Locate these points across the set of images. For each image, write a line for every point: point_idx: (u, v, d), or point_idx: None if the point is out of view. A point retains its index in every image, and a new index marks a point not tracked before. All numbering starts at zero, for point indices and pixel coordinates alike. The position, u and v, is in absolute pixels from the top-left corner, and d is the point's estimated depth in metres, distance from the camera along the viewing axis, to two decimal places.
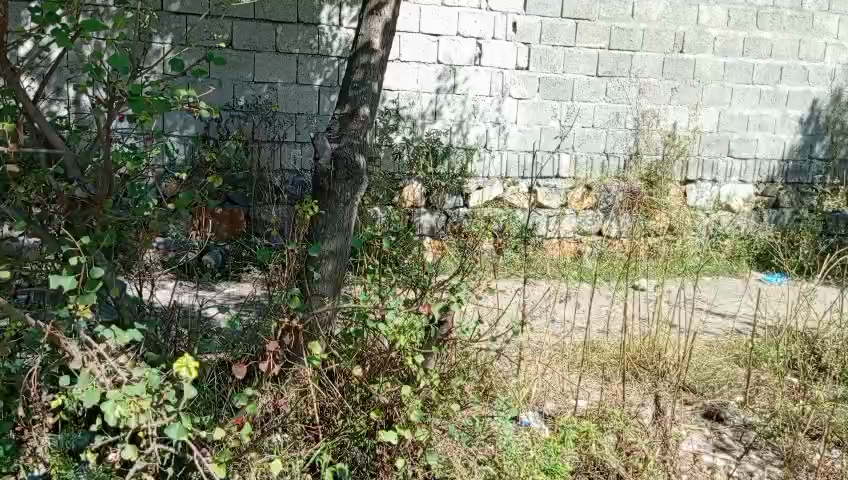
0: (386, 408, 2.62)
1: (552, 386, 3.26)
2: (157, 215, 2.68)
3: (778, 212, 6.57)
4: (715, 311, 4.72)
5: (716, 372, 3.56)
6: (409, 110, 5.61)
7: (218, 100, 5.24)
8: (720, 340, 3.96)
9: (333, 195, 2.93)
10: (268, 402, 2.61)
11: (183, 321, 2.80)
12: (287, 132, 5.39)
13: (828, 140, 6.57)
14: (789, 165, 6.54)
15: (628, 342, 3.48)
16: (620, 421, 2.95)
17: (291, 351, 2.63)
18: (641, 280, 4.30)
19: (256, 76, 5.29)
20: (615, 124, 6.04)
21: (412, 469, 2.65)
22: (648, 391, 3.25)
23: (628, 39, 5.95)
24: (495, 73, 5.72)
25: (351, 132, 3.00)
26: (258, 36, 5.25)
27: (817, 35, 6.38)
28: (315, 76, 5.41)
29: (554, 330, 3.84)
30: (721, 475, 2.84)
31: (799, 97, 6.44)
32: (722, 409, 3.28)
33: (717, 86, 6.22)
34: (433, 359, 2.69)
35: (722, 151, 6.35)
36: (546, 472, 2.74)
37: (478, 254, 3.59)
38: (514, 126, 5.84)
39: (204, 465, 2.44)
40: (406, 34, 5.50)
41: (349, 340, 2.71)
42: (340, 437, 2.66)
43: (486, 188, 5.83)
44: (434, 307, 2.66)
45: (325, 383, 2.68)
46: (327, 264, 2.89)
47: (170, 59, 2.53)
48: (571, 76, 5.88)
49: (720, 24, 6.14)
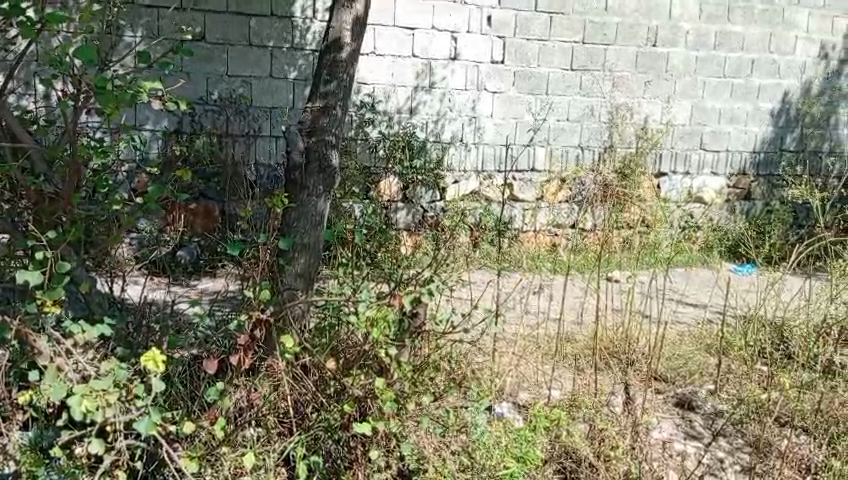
0: (359, 401, 2.62)
1: (526, 376, 3.30)
2: (127, 210, 2.67)
3: (750, 203, 6.69)
4: (688, 301, 4.80)
5: (689, 360, 3.61)
6: (385, 104, 5.60)
7: (191, 94, 5.20)
8: (692, 330, 4.04)
9: (305, 189, 2.93)
10: (242, 396, 2.59)
11: (154, 316, 2.78)
12: (262, 126, 5.36)
13: (798, 132, 6.68)
14: (760, 157, 6.64)
15: (600, 333, 3.52)
16: (591, 409, 2.99)
17: (264, 346, 2.63)
18: (615, 271, 4.35)
19: (229, 69, 5.25)
20: (589, 118, 6.09)
21: (386, 461, 2.67)
22: (618, 377, 3.29)
23: (602, 32, 5.99)
24: (471, 66, 5.73)
25: (323, 126, 2.99)
26: (231, 29, 5.21)
27: (788, 29, 6.47)
28: (289, 70, 5.38)
29: (528, 320, 3.89)
30: (691, 461, 2.92)
31: (770, 90, 6.53)
32: (693, 398, 3.36)
33: (689, 80, 6.29)
34: (406, 352, 2.68)
35: (694, 144, 6.43)
36: (518, 459, 2.80)
37: (452, 248, 3.61)
38: (489, 119, 5.86)
39: (175, 461, 2.43)
40: (381, 27, 5.48)
41: (322, 333, 2.75)
42: (315, 430, 2.66)
43: (462, 182, 5.87)
44: (406, 299, 2.62)
45: (298, 376, 2.67)
46: (299, 258, 2.88)
47: (136, 51, 2.51)
48: (546, 70, 5.91)
49: (692, 18, 6.20)
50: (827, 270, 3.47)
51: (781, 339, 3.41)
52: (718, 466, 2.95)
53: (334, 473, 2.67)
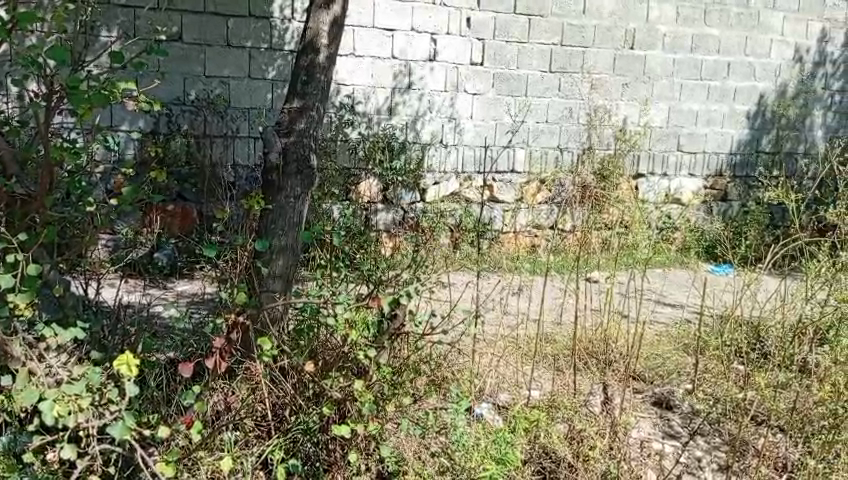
0: (338, 403, 2.62)
1: (505, 377, 3.30)
2: (102, 212, 2.65)
3: (726, 204, 6.79)
4: (666, 302, 4.84)
5: (665, 362, 3.67)
6: (364, 105, 5.58)
7: (167, 95, 5.14)
8: (670, 330, 4.08)
9: (282, 190, 2.91)
10: (219, 399, 2.58)
11: (129, 320, 2.74)
12: (240, 126, 5.32)
13: (774, 134, 6.77)
14: (736, 158, 6.73)
15: (579, 333, 3.54)
16: (568, 410, 3.01)
17: (242, 349, 2.61)
18: (594, 272, 4.38)
19: (206, 69, 5.20)
20: (568, 119, 6.12)
21: (365, 463, 2.67)
22: (597, 377, 3.31)
23: (580, 35, 6.03)
24: (451, 68, 5.74)
25: (301, 127, 2.97)
26: (208, 29, 5.16)
27: (763, 32, 6.56)
28: (268, 71, 5.35)
29: (507, 321, 3.90)
30: (668, 461, 2.94)
31: (746, 92, 6.61)
32: (671, 397, 3.38)
33: (666, 82, 6.34)
34: (385, 353, 2.68)
35: (671, 145, 6.48)
36: (499, 461, 2.79)
37: (431, 249, 3.62)
38: (469, 121, 5.86)
39: (150, 466, 2.37)
40: (361, 28, 5.46)
41: (300, 335, 2.72)
42: (293, 434, 2.63)
43: (442, 183, 5.84)
44: (384, 301, 2.60)
45: (276, 379, 2.65)
46: (278, 259, 2.86)
47: (110, 51, 2.48)
48: (525, 72, 5.93)
49: (669, 20, 6.26)
50: (802, 270, 3.51)
51: (757, 338, 3.44)
52: (695, 464, 2.98)
53: (313, 476, 2.65)
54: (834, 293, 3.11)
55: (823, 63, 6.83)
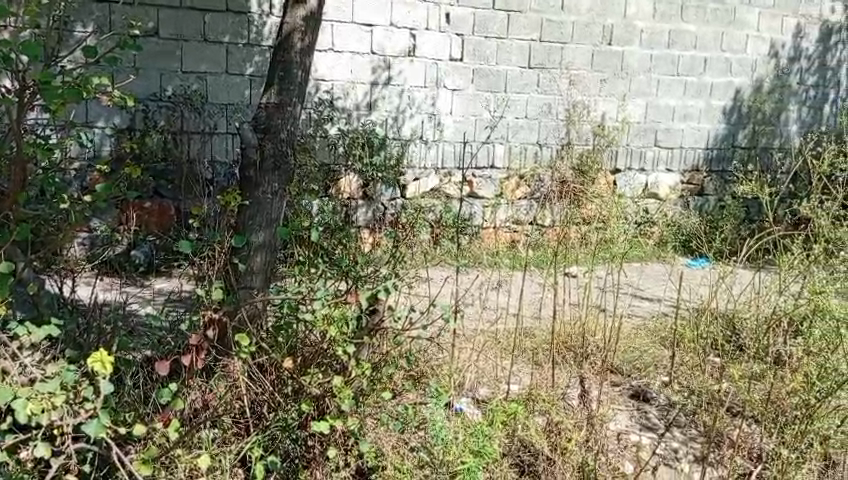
0: (317, 399, 2.64)
1: (485, 372, 3.32)
2: (77, 209, 2.63)
3: (703, 199, 6.85)
4: (644, 296, 4.89)
5: (642, 355, 3.70)
6: (343, 101, 5.55)
7: (143, 90, 5.08)
8: (647, 324, 4.12)
9: (259, 186, 2.89)
10: (197, 398, 2.56)
11: (105, 318, 2.71)
12: (218, 123, 5.28)
13: (749, 129, 6.89)
14: (713, 153, 6.80)
15: (558, 326, 3.56)
16: (546, 403, 3.04)
17: (219, 346, 2.60)
18: (573, 267, 4.41)
19: (183, 65, 5.16)
20: (547, 115, 6.15)
21: (345, 459, 2.68)
22: (575, 371, 3.33)
23: (558, 31, 6.05)
24: (430, 64, 5.74)
25: (278, 123, 2.96)
26: (185, 25, 5.11)
27: (738, 28, 6.64)
28: (245, 66, 5.32)
29: (486, 316, 3.91)
30: (646, 453, 2.97)
31: (722, 88, 6.69)
32: (647, 390, 3.42)
33: (644, 78, 6.39)
34: (365, 349, 2.69)
35: (649, 141, 6.53)
36: (477, 454, 2.80)
37: (410, 245, 3.62)
38: (449, 117, 5.87)
39: (126, 465, 2.35)
40: (339, 23, 5.44)
41: (279, 332, 2.66)
42: (271, 431, 2.64)
43: (422, 179, 5.88)
44: (362, 298, 2.60)
45: (255, 377, 2.64)
46: (256, 256, 2.83)
47: (82, 45, 2.44)
48: (504, 68, 5.95)
49: (646, 17, 6.31)
50: (776, 263, 3.56)
51: (732, 330, 3.46)
52: (672, 456, 3.01)
53: (292, 473, 2.65)
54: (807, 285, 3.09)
55: (797, 59, 6.94)
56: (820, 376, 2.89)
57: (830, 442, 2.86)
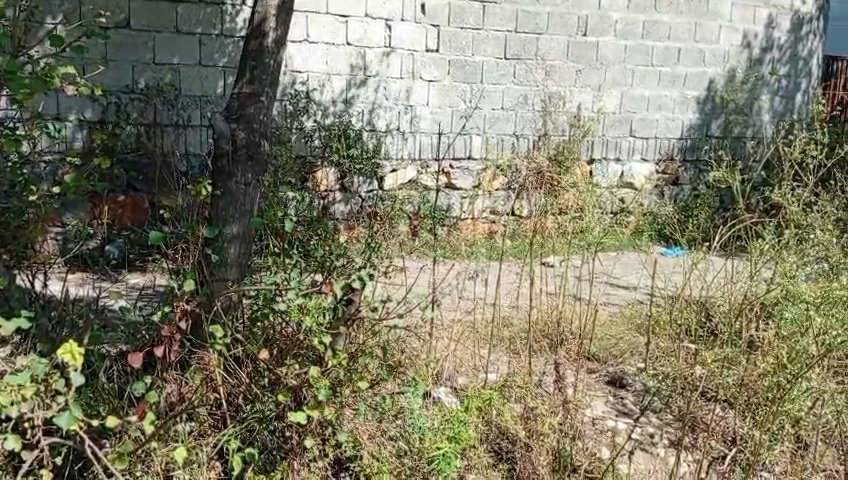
0: (295, 390, 2.60)
1: (463, 360, 3.34)
2: (46, 202, 2.62)
3: (678, 188, 6.93)
4: (620, 284, 4.95)
5: (619, 342, 3.75)
6: (320, 93, 5.51)
7: (115, 83, 5.02)
8: (622, 311, 4.19)
9: (233, 177, 2.87)
10: (173, 391, 2.52)
11: (76, 311, 2.68)
12: (192, 115, 5.23)
13: (723, 118, 6.96)
14: (687, 143, 6.86)
15: (535, 315, 3.59)
16: (521, 389, 3.04)
17: (194, 338, 2.58)
18: (550, 255, 4.44)
19: (155, 57, 5.10)
20: (523, 106, 6.17)
21: (322, 449, 2.67)
22: (550, 357, 3.37)
23: (534, 22, 6.07)
24: (405, 56, 5.73)
25: (250, 113, 2.94)
26: (157, 16, 5.06)
27: (712, 19, 6.71)
28: (219, 57, 5.27)
29: (463, 307, 3.93)
30: (621, 437, 3.03)
31: (696, 78, 6.75)
32: (624, 376, 3.48)
33: (619, 68, 6.43)
34: (342, 339, 2.69)
35: (624, 131, 6.58)
36: (452, 439, 2.82)
37: (386, 235, 3.61)
38: (425, 108, 5.86)
39: (100, 460, 2.30)
40: (314, 14, 5.41)
41: (254, 323, 2.68)
42: (248, 423, 2.61)
43: (400, 170, 5.87)
44: (336, 286, 2.57)
45: (231, 369, 2.63)
46: (230, 248, 2.81)
47: (49, 34, 2.40)
48: (480, 59, 5.95)
49: (621, 7, 6.34)
50: (748, 249, 3.62)
51: (706, 315, 3.50)
52: (647, 441, 3.07)
53: (270, 464, 2.65)
54: (778, 269, 3.14)
55: (769, 49, 7.04)
56: (790, 358, 2.85)
57: (802, 424, 2.84)
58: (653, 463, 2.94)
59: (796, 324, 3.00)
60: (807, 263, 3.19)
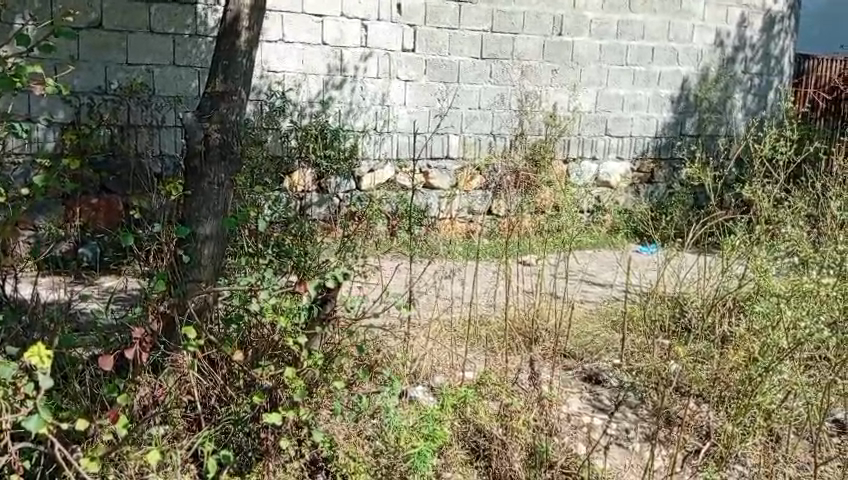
0: (270, 390, 2.59)
1: (440, 359, 3.35)
2: (15, 204, 2.60)
3: (653, 186, 7.00)
4: (597, 282, 5.00)
5: (594, 339, 3.79)
6: (295, 93, 5.50)
7: (88, 84, 4.97)
8: (599, 308, 4.25)
9: (205, 177, 2.85)
10: (147, 393, 2.50)
11: (48, 314, 2.66)
12: (166, 116, 5.18)
13: (697, 116, 7.03)
14: (662, 141, 6.93)
15: (512, 313, 3.61)
16: (497, 386, 3.08)
17: (166, 340, 2.55)
18: (526, 254, 4.46)
19: (128, 57, 5.05)
20: (500, 105, 6.20)
21: (298, 449, 2.67)
22: (526, 354, 3.39)
23: (509, 22, 6.10)
24: (382, 55, 5.72)
25: (222, 113, 2.93)
26: (129, 16, 5.01)
27: (685, 18, 6.78)
28: (193, 58, 5.22)
29: (441, 306, 3.95)
30: (597, 432, 3.07)
31: (670, 77, 6.82)
32: (600, 372, 3.51)
33: (594, 68, 6.48)
34: (317, 339, 2.68)
35: (600, 130, 6.62)
36: (427, 438, 2.79)
37: (362, 235, 3.61)
38: (402, 108, 5.86)
39: (72, 465, 2.28)
40: (290, 14, 5.39)
41: (229, 325, 2.65)
42: (223, 424, 2.59)
43: (378, 170, 5.89)
44: (310, 285, 2.59)
45: (205, 371, 2.60)
46: (203, 249, 2.80)
47: (14, 33, 2.36)
48: (456, 58, 5.97)
49: (595, 7, 6.39)
50: (720, 245, 3.66)
51: (680, 311, 3.54)
52: (623, 436, 3.10)
53: (246, 467, 2.63)
54: (750, 264, 3.15)
55: (742, 48, 7.14)
56: (762, 353, 2.86)
57: (774, 417, 2.79)
58: (629, 459, 2.96)
59: (769, 318, 2.93)
60: (780, 258, 3.12)
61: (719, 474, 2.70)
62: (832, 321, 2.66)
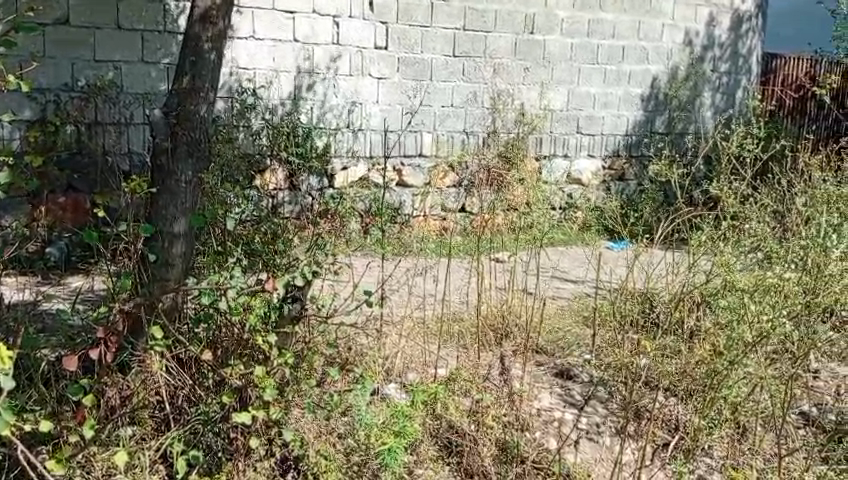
0: (240, 390, 2.55)
1: (412, 357, 3.35)
2: None
3: (624, 184, 7.07)
4: (568, 278, 5.04)
5: (565, 334, 3.83)
6: (266, 90, 5.46)
7: (53, 81, 4.89)
8: (571, 305, 4.29)
9: (173, 175, 2.82)
10: (114, 394, 2.47)
11: (12, 315, 2.62)
12: (135, 113, 5.12)
13: (667, 115, 7.12)
14: (633, 139, 7.01)
15: (484, 309, 3.64)
16: (467, 382, 3.09)
17: (133, 339, 2.51)
18: (499, 252, 4.47)
19: (96, 54, 4.97)
20: (473, 103, 6.21)
21: (268, 449, 2.63)
22: (497, 351, 3.42)
23: (481, 20, 6.12)
24: (354, 53, 5.70)
25: (189, 109, 2.90)
26: (97, 11, 4.94)
27: (654, 17, 6.86)
28: (162, 54, 5.17)
29: (413, 304, 3.95)
30: (568, 427, 3.10)
31: (640, 75, 6.90)
32: (571, 368, 3.54)
33: (565, 66, 6.52)
34: (289, 338, 2.66)
35: (571, 128, 6.67)
36: (398, 434, 2.81)
37: (334, 233, 3.60)
38: (375, 105, 5.85)
39: (36, 467, 2.25)
40: (260, 10, 5.35)
41: (199, 324, 2.61)
42: (192, 425, 2.55)
43: (350, 168, 5.88)
44: (278, 282, 2.59)
45: (174, 370, 2.58)
46: (173, 247, 2.76)
47: None
48: (429, 56, 5.97)
49: (566, 6, 6.44)
50: (687, 241, 3.71)
51: (650, 306, 3.57)
52: (594, 430, 3.12)
53: (215, 466, 2.59)
54: (716, 259, 3.18)
55: (710, 47, 7.24)
56: (726, 347, 2.83)
57: (738, 410, 2.86)
58: (599, 453, 3.00)
59: (735, 312, 2.95)
60: (745, 253, 3.22)
61: (687, 466, 2.72)
62: (793, 313, 2.71)
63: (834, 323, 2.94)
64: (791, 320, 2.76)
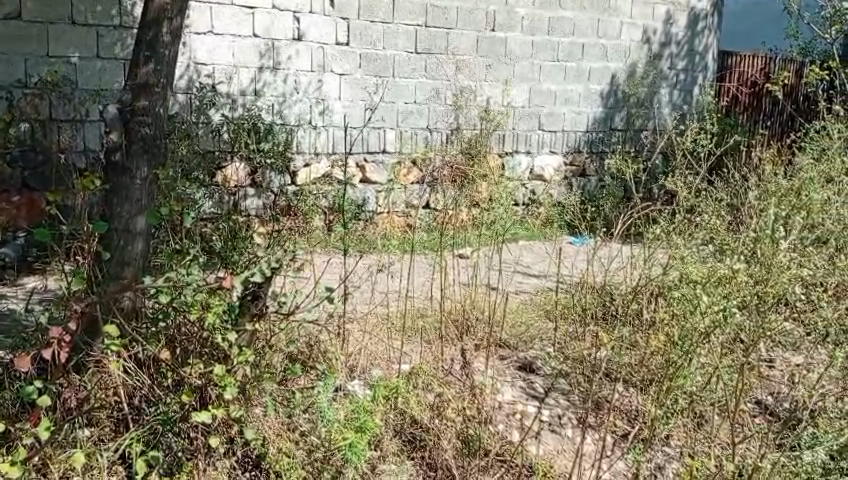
0: (199, 389, 2.56)
1: (376, 353, 3.34)
2: None
3: (585, 179, 7.17)
4: (532, 274, 5.10)
5: (528, 328, 3.88)
6: (227, 85, 5.40)
7: (6, 77, 4.78)
8: (534, 299, 4.34)
9: (128, 172, 2.78)
10: (71, 396, 2.43)
11: None
12: (90, 110, 5.03)
13: (626, 111, 7.23)
14: (592, 135, 7.11)
15: (448, 305, 3.67)
16: (429, 377, 3.09)
17: (87, 337, 2.47)
18: (463, 248, 4.48)
19: (49, 50, 4.87)
20: (436, 99, 6.23)
21: (228, 447, 2.64)
22: (458, 345, 3.44)
23: (443, 16, 6.13)
24: (316, 49, 5.67)
25: (144, 105, 2.84)
26: (50, 7, 4.83)
27: (613, 15, 6.95)
28: (118, 51, 5.07)
29: (376, 301, 3.97)
30: (530, 420, 3.13)
31: (600, 72, 6.98)
32: (534, 362, 3.58)
33: (527, 63, 6.58)
34: (247, 336, 2.62)
35: (533, 125, 6.74)
36: (359, 430, 2.77)
37: (295, 229, 3.58)
38: (337, 102, 5.83)
39: None
40: (219, 5, 5.28)
41: (156, 323, 2.54)
42: (150, 425, 2.51)
43: (313, 165, 5.86)
44: (235, 279, 2.54)
45: (131, 370, 2.52)
46: (128, 245, 2.72)
47: None
48: (391, 53, 5.97)
49: (527, 3, 6.49)
50: (642, 235, 3.80)
51: (609, 299, 3.65)
52: (557, 422, 3.16)
53: (175, 467, 2.55)
54: (671, 253, 3.26)
55: (668, 44, 7.36)
56: (681, 337, 2.90)
57: (697, 401, 2.93)
58: (561, 444, 3.04)
59: (689, 303, 3.01)
60: (697, 246, 3.29)
61: (644, 455, 2.78)
62: (745, 305, 2.75)
63: (787, 313, 2.99)
64: (744, 311, 2.79)
